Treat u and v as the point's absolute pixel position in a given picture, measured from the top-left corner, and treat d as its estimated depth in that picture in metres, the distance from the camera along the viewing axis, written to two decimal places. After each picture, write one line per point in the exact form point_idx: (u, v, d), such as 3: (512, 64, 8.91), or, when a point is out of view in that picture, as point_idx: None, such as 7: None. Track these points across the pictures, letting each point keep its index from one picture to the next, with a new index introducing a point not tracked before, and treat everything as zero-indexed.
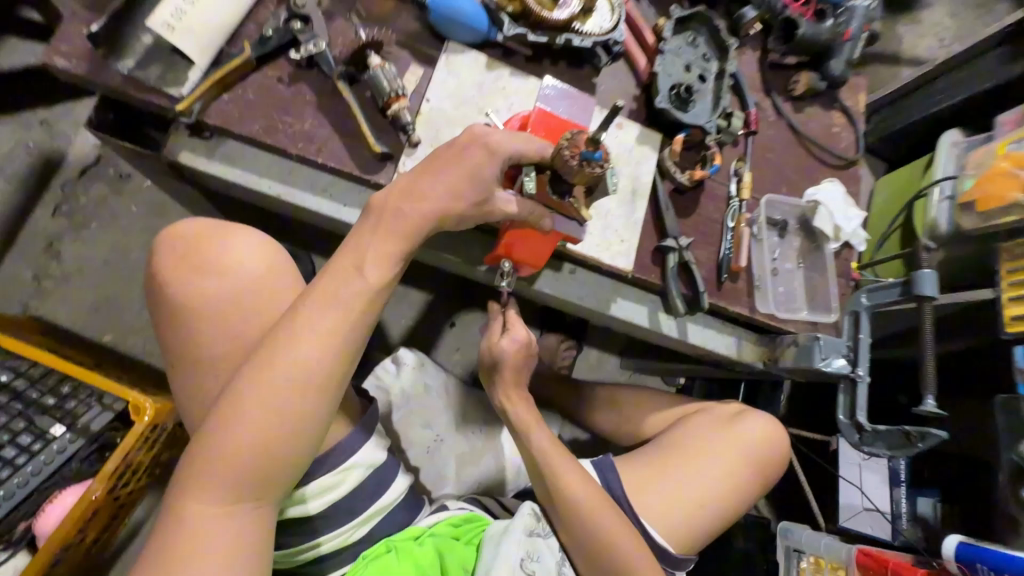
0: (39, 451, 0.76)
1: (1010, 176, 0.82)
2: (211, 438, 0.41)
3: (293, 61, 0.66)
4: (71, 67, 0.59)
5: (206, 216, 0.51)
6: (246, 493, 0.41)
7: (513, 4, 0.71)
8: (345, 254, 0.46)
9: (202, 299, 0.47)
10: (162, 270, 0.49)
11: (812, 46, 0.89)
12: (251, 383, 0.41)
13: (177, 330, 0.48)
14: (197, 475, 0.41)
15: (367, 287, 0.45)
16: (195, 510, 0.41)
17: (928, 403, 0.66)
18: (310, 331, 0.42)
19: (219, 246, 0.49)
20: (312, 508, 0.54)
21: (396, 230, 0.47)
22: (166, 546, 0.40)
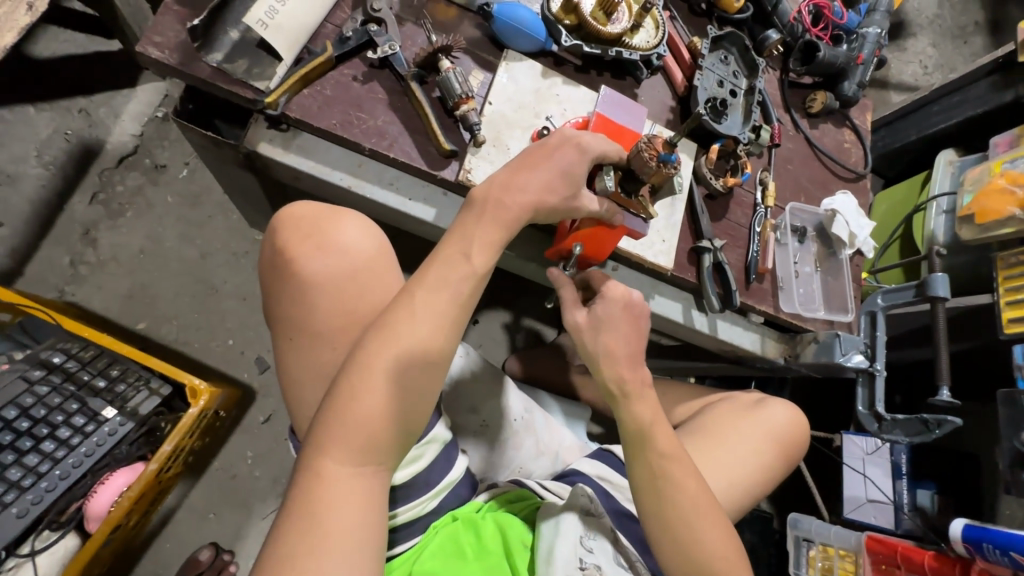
0: (91, 432, 0.77)
1: (1006, 193, 0.91)
2: (344, 403, 0.45)
3: (368, 61, 0.70)
4: (164, 57, 0.62)
5: (318, 202, 0.55)
6: (372, 456, 0.45)
7: (569, 18, 0.77)
8: (452, 241, 0.50)
9: (323, 277, 0.51)
10: (283, 249, 0.52)
11: (829, 67, 0.98)
12: (378, 355, 0.45)
13: (296, 306, 0.51)
14: (329, 439, 0.44)
15: (474, 272, 0.49)
16: (327, 469, 0.44)
17: (943, 394, 0.72)
18: (428, 310, 0.47)
19: (335, 229, 0.53)
20: (397, 478, 0.59)
21: (497, 220, 0.51)
22: (302, 502, 0.43)
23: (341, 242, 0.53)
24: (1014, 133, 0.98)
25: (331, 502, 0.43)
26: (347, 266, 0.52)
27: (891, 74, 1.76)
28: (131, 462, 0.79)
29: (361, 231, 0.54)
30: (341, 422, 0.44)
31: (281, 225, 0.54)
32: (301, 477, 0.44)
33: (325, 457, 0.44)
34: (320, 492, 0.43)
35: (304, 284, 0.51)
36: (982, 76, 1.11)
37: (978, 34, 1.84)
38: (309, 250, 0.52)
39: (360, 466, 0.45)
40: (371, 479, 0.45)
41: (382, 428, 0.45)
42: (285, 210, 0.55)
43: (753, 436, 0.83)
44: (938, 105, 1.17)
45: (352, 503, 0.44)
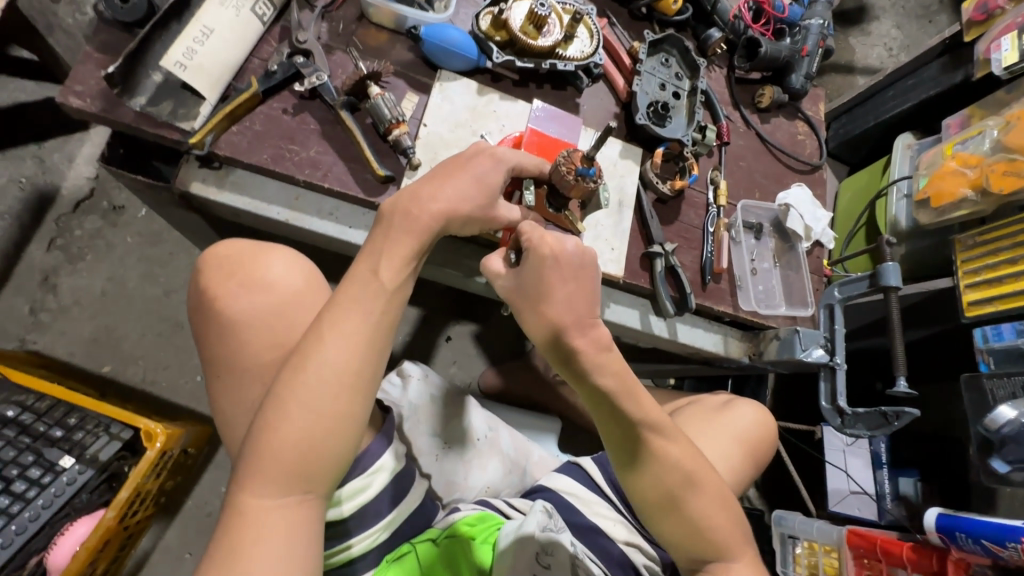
0: (48, 484, 0.76)
1: (957, 175, 0.90)
2: (263, 435, 0.44)
3: (297, 93, 0.70)
4: (86, 106, 0.62)
5: (241, 239, 0.56)
6: (295, 484, 0.44)
7: (500, 34, 0.77)
8: (362, 260, 0.50)
9: (245, 313, 0.51)
10: (208, 290, 0.53)
11: (774, 61, 0.98)
12: (291, 382, 0.45)
13: (221, 345, 0.52)
14: (248, 473, 0.44)
15: (384, 288, 0.49)
16: (250, 504, 0.44)
17: (900, 384, 0.72)
18: (339, 331, 0.46)
19: (256, 265, 0.54)
20: (346, 510, 0.59)
21: (408, 233, 0.51)
22: (226, 539, 0.43)
23: (263, 276, 0.53)
24: (965, 113, 0.98)
25: (253, 535, 0.43)
26: (269, 300, 0.52)
27: (856, 59, 1.76)
28: (92, 509, 0.79)
29: (283, 263, 0.54)
30: (259, 455, 0.44)
31: (208, 267, 0.55)
32: (224, 514, 0.44)
33: (247, 491, 0.44)
34: (243, 527, 0.43)
35: (227, 322, 0.52)
36: (933, 58, 1.10)
37: (942, 12, 1.84)
38: (230, 287, 0.52)
39: (283, 496, 0.44)
40: (297, 509, 0.45)
41: (302, 457, 0.45)
42: (209, 251, 0.56)
43: (721, 438, 0.82)
44: (893, 89, 1.17)
45: (277, 536, 0.43)
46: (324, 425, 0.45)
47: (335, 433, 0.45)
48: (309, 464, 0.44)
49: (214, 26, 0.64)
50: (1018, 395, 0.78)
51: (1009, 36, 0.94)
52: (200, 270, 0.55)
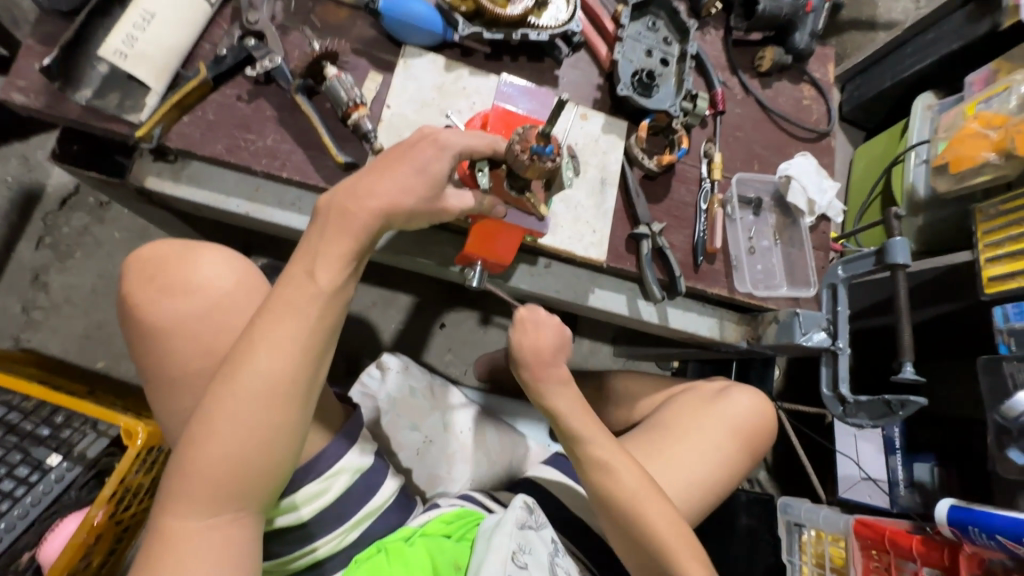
0: (37, 481, 0.77)
1: (979, 137, 0.81)
2: (188, 454, 0.42)
3: (251, 78, 0.67)
4: (30, 101, 0.60)
5: (171, 238, 0.52)
6: (225, 503, 0.43)
7: (466, 4, 0.71)
8: (296, 262, 0.46)
9: (170, 322, 0.48)
10: (131, 297, 0.50)
11: (775, 20, 0.90)
12: (216, 398, 0.43)
13: (147, 356, 0.49)
14: (171, 495, 0.42)
15: (321, 290, 0.45)
16: (178, 525, 0.42)
17: (907, 370, 0.66)
18: (266, 341, 0.43)
19: (183, 267, 0.50)
20: (305, 514, 0.57)
21: (347, 231, 0.47)
22: (154, 562, 0.41)
23: (191, 279, 0.50)
24: (990, 68, 0.89)
25: (180, 556, 0.41)
26: (195, 307, 0.49)
27: (878, 13, 1.63)
28: (82, 506, 0.80)
29: (213, 266, 0.51)
30: (183, 474, 0.42)
31: (133, 269, 0.52)
32: (150, 536, 0.43)
33: (170, 513, 0.42)
34: (167, 550, 0.42)
35: (151, 330, 0.49)
36: (957, 7, 1.00)
37: None
38: (152, 296, 0.49)
39: (213, 515, 0.43)
40: (230, 526, 0.43)
41: (230, 474, 0.43)
42: (136, 254, 0.53)
43: (713, 432, 0.78)
44: (912, 45, 1.07)
45: (206, 557, 0.42)
46: (252, 440, 0.43)
47: (266, 447, 0.43)
48: (239, 480, 0.43)
49: (155, 10, 0.61)
50: None
51: None
52: (125, 275, 0.52)
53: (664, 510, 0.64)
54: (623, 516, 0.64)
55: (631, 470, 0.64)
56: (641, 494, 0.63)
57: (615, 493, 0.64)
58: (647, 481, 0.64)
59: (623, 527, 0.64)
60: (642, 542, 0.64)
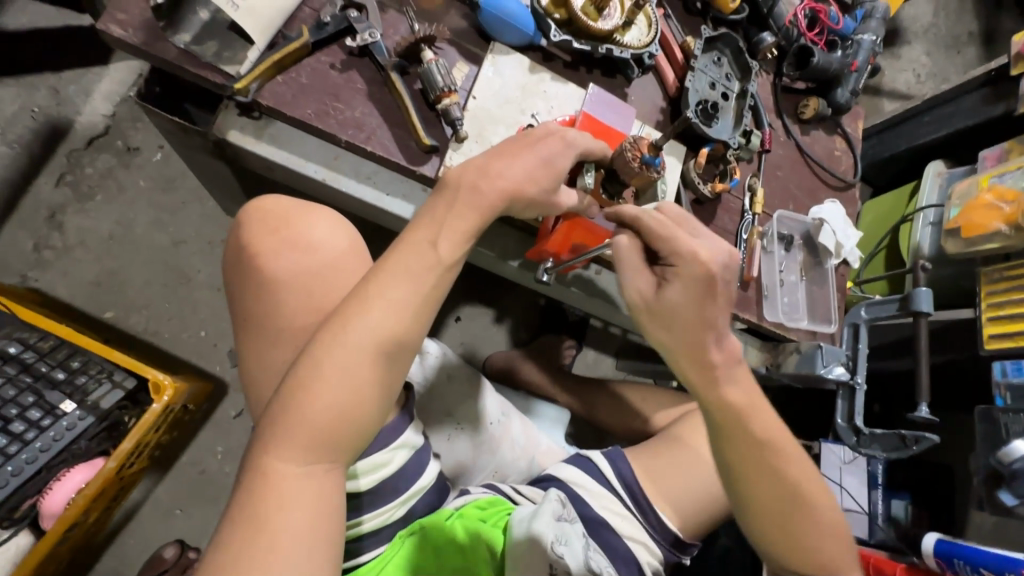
0: (48, 427, 0.74)
1: (991, 208, 0.90)
2: (295, 398, 0.43)
3: (347, 48, 0.67)
4: (127, 36, 0.59)
5: (286, 194, 0.56)
6: (324, 453, 0.44)
7: (559, 12, 0.74)
8: (417, 230, 0.49)
9: (284, 270, 0.51)
10: (247, 242, 0.53)
11: (823, 74, 0.96)
12: (331, 346, 0.44)
13: (254, 302, 0.52)
14: (272, 437, 0.43)
15: (440, 260, 0.48)
16: (275, 467, 0.43)
17: (922, 410, 0.72)
18: (384, 300, 0.46)
19: (299, 222, 0.54)
20: (363, 484, 0.57)
21: (471, 209, 0.50)
22: (249, 501, 0.42)
23: (306, 234, 0.53)
24: (1003, 147, 0.98)
25: (277, 498, 0.42)
26: (309, 262, 0.52)
27: (885, 81, 1.76)
28: (91, 459, 0.77)
29: (329, 225, 0.54)
30: (288, 418, 0.43)
31: (248, 218, 0.55)
32: (247, 478, 0.43)
33: (271, 456, 0.43)
34: (265, 492, 0.42)
35: (263, 277, 0.52)
36: (975, 88, 1.09)
37: (971, 45, 1.85)
38: (272, 244, 0.52)
39: (312, 463, 0.44)
40: (323, 477, 0.44)
41: (333, 424, 0.44)
42: (253, 202, 0.56)
43: None
44: (930, 115, 1.16)
45: (302, 504, 0.43)
46: (359, 393, 0.45)
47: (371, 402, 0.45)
48: (340, 431, 0.44)
49: None
50: None
51: None
52: (239, 219, 0.55)
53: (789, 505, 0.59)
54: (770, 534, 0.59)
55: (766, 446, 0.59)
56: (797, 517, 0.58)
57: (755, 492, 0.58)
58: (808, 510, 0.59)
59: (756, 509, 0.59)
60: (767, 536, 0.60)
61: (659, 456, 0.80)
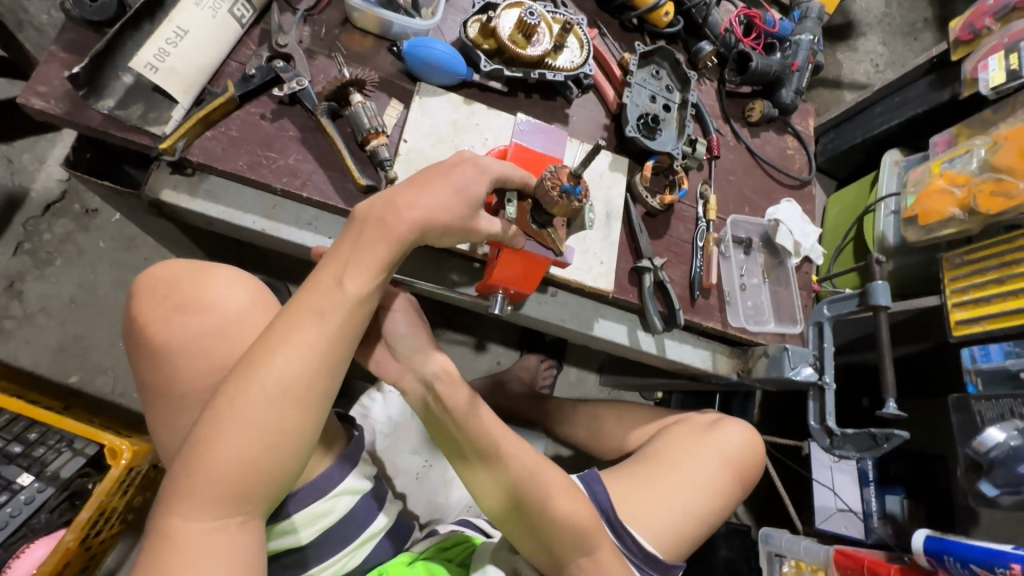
0: (6, 503, 0.73)
1: (945, 194, 0.90)
2: (199, 457, 0.46)
3: (276, 98, 0.68)
4: (49, 107, 0.59)
5: (183, 260, 0.59)
6: (234, 505, 0.47)
7: (488, 43, 0.75)
8: (325, 270, 0.51)
9: (184, 336, 0.54)
10: (142, 314, 0.56)
11: (765, 76, 0.96)
12: (232, 402, 0.46)
13: (157, 369, 0.55)
14: (180, 498, 0.46)
15: (346, 298, 0.49)
16: (184, 527, 0.46)
17: (890, 406, 0.70)
18: (288, 347, 0.48)
19: (196, 287, 0.57)
20: (303, 536, 0.58)
21: (381, 240, 0.51)
22: (158, 562, 0.44)
23: (205, 296, 0.56)
24: (951, 132, 0.99)
25: (190, 552, 0.45)
26: (208, 322, 0.55)
27: (844, 73, 1.78)
28: (53, 531, 0.74)
29: (227, 284, 0.58)
30: (196, 474, 0.46)
31: (145, 290, 0.58)
32: (156, 540, 0.46)
33: (179, 517, 0.46)
34: (174, 552, 0.45)
35: (164, 342, 0.55)
36: (920, 75, 1.10)
37: (927, 31, 1.88)
38: (166, 314, 0.55)
39: (222, 517, 0.46)
40: (234, 528, 0.47)
41: (238, 477, 0.46)
42: (148, 274, 0.59)
43: (705, 462, 0.80)
44: (880, 106, 1.17)
45: (213, 558, 0.45)
46: (264, 443, 0.47)
47: (277, 448, 0.47)
48: (249, 482, 0.46)
49: (189, 27, 0.61)
50: (1005, 417, 0.79)
51: (996, 56, 0.93)
52: (135, 295, 0.58)
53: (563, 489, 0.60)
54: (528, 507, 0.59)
55: (521, 447, 0.60)
56: (538, 474, 0.59)
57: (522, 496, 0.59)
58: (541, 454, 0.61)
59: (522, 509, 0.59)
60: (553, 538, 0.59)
61: (633, 476, 0.78)
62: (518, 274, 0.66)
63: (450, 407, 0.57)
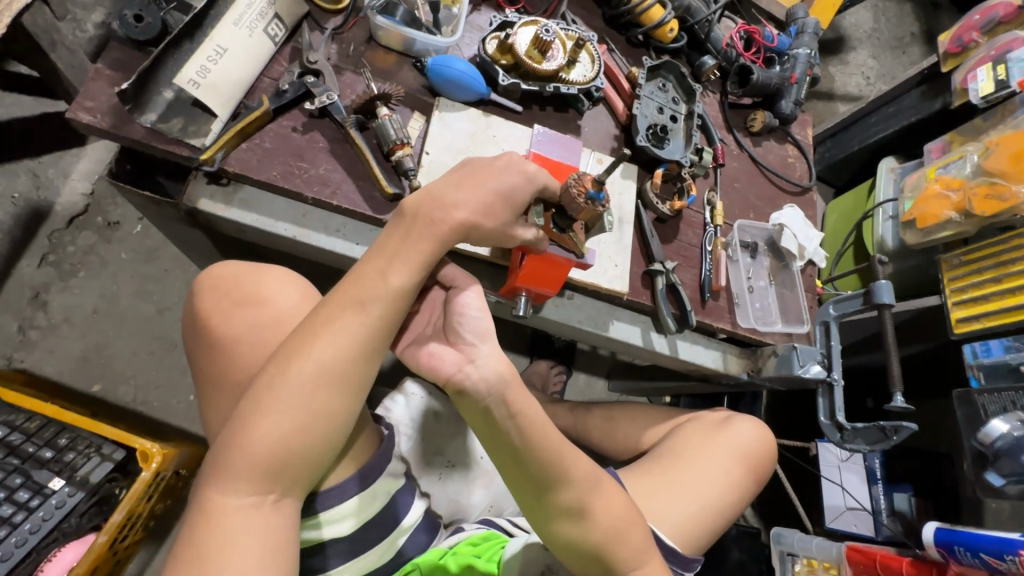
0: (38, 507, 0.74)
1: (941, 197, 0.94)
2: (239, 436, 0.49)
3: (306, 112, 0.71)
4: (96, 121, 0.62)
5: (239, 261, 0.63)
6: (267, 485, 0.50)
7: (505, 58, 0.80)
8: (370, 262, 0.53)
9: (238, 327, 0.59)
10: (203, 307, 0.61)
11: (765, 88, 1.01)
12: (273, 386, 0.50)
13: (214, 358, 0.59)
14: (220, 475, 0.49)
15: (390, 289, 0.52)
16: (221, 503, 0.49)
17: (898, 400, 0.73)
18: (329, 336, 0.51)
19: (250, 283, 0.61)
20: (325, 533, 0.61)
21: (425, 235, 0.54)
22: (198, 532, 0.48)
23: (258, 291, 0.60)
24: (945, 140, 1.03)
25: (225, 526, 0.48)
26: (260, 315, 0.59)
27: (837, 86, 1.85)
28: (81, 535, 0.77)
29: (281, 281, 0.62)
30: (234, 451, 0.49)
31: (203, 286, 0.62)
32: (196, 513, 0.49)
33: (218, 492, 0.49)
34: (211, 525, 0.48)
35: (220, 333, 0.59)
36: (912, 86, 1.15)
37: (915, 45, 1.95)
38: (226, 307, 0.59)
39: (256, 496, 0.50)
40: (266, 505, 0.51)
41: (274, 456, 0.50)
42: (208, 273, 0.63)
43: (720, 459, 0.82)
44: (875, 115, 1.22)
45: (245, 532, 0.49)
46: (300, 425, 0.50)
47: (312, 431, 0.50)
48: (284, 462, 0.50)
49: (228, 46, 0.65)
50: (1009, 409, 0.81)
51: (984, 67, 0.98)
52: (196, 293, 0.62)
53: (614, 502, 0.56)
54: (570, 521, 0.55)
55: (577, 457, 0.55)
56: (591, 490, 0.55)
57: (560, 512, 0.54)
58: (593, 466, 0.56)
59: (562, 524, 0.55)
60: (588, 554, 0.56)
61: (649, 473, 0.80)
62: (547, 278, 0.68)
63: (516, 412, 0.51)
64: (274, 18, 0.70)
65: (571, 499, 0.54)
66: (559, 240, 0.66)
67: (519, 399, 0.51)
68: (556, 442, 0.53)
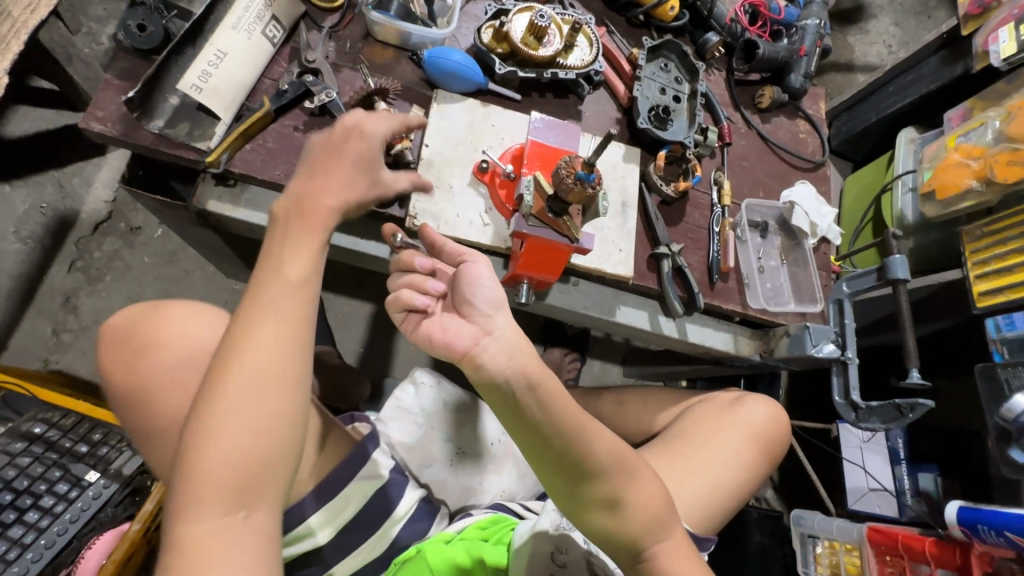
0: (76, 498, 0.80)
1: (961, 166, 0.91)
2: (192, 458, 0.48)
3: (307, 110, 0.72)
4: (107, 130, 0.65)
5: (134, 306, 0.65)
6: (236, 498, 0.49)
7: (502, 46, 0.80)
8: (263, 265, 0.54)
9: (149, 375, 0.61)
10: (109, 367, 0.63)
11: (772, 62, 0.98)
12: (210, 400, 0.49)
13: (141, 409, 0.60)
14: (184, 503, 0.47)
15: (291, 281, 0.54)
16: (191, 529, 0.47)
17: (913, 376, 0.71)
18: (254, 341, 0.51)
19: (150, 329, 0.63)
20: (321, 538, 0.65)
21: (312, 232, 0.57)
22: (176, 566, 0.46)
23: (159, 335, 0.62)
24: (966, 106, 0.99)
25: (207, 553, 0.47)
26: (169, 357, 0.61)
27: (855, 56, 1.78)
28: (116, 523, 0.82)
29: (178, 314, 0.64)
30: (190, 473, 0.48)
31: (105, 344, 0.64)
32: (166, 551, 0.47)
33: (183, 520, 0.47)
34: (187, 557, 0.46)
35: (138, 387, 0.61)
36: (931, 53, 1.10)
37: (940, 8, 1.85)
38: (131, 360, 0.62)
39: (226, 512, 0.48)
40: (242, 517, 0.49)
41: (231, 469, 0.48)
42: (106, 326, 0.65)
43: (732, 440, 0.82)
44: (893, 85, 1.17)
45: (225, 548, 0.47)
46: (250, 428, 0.49)
47: (266, 429, 0.50)
48: (247, 469, 0.49)
49: (227, 49, 0.66)
50: None
51: (1007, 27, 0.94)
52: (99, 352, 0.64)
53: (639, 484, 0.55)
54: (595, 503, 0.54)
55: (602, 434, 0.54)
56: (618, 470, 0.54)
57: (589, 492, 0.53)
58: (619, 443, 0.55)
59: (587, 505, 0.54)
60: (614, 539, 0.55)
61: (662, 456, 0.80)
62: (544, 262, 0.71)
63: (536, 385, 0.51)
64: (272, 20, 0.71)
65: (598, 478, 0.53)
66: (553, 223, 0.68)
67: (536, 376, 0.52)
68: (579, 419, 0.52)
